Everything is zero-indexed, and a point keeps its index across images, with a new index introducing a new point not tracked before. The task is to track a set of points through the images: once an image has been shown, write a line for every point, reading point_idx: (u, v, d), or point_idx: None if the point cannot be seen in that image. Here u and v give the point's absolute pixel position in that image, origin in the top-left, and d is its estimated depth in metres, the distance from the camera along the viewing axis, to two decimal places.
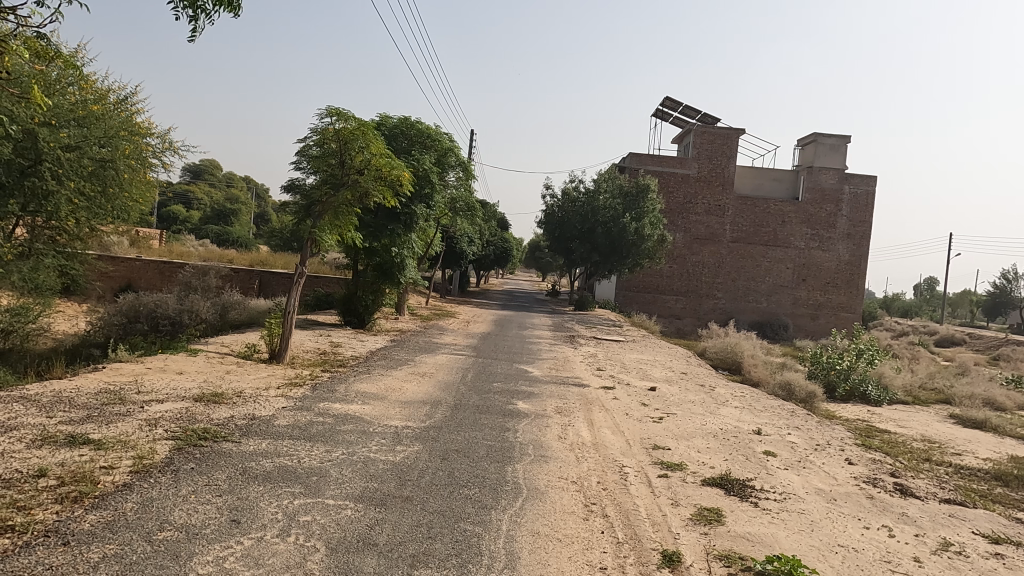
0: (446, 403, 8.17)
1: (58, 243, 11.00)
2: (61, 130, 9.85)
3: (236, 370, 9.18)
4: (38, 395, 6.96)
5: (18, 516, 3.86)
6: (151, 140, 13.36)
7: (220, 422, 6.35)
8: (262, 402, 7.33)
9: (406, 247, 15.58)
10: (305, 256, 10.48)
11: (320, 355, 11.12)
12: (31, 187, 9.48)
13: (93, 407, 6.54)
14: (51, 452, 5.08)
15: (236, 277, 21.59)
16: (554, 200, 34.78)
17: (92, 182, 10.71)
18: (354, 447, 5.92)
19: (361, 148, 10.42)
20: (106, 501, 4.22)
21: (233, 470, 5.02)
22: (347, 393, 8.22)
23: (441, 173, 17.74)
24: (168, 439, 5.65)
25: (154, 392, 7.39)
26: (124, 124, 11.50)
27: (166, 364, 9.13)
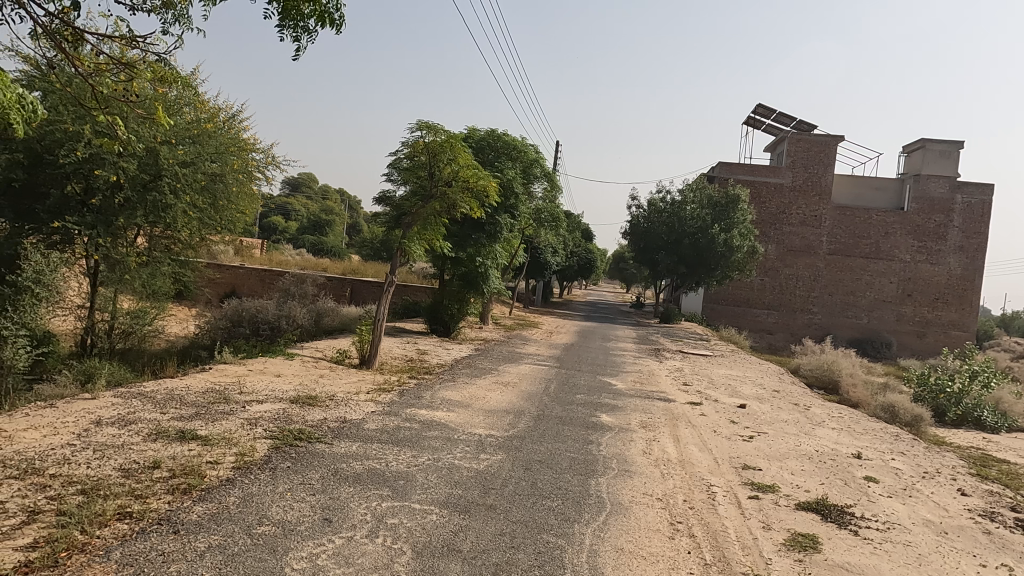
0: (530, 413, 8.19)
1: (174, 252, 11.64)
2: (179, 147, 10.69)
3: (329, 374, 9.56)
4: (153, 393, 7.52)
5: (135, 504, 4.19)
6: (255, 156, 14.23)
7: (314, 424, 6.64)
8: (353, 406, 7.61)
9: (491, 258, 15.72)
10: (395, 265, 10.74)
11: (408, 363, 11.42)
12: (152, 201, 10.36)
13: (201, 405, 7.01)
14: (164, 446, 5.48)
15: (329, 285, 22.54)
16: (640, 211, 34.32)
17: (204, 195, 11.50)
18: (439, 453, 6.03)
19: (449, 161, 10.67)
20: (212, 493, 4.50)
21: (326, 470, 5.23)
22: (432, 400, 8.40)
23: (526, 184, 17.92)
24: (267, 437, 5.97)
25: (255, 393, 7.82)
26: (234, 140, 12.34)
27: (265, 367, 9.64)
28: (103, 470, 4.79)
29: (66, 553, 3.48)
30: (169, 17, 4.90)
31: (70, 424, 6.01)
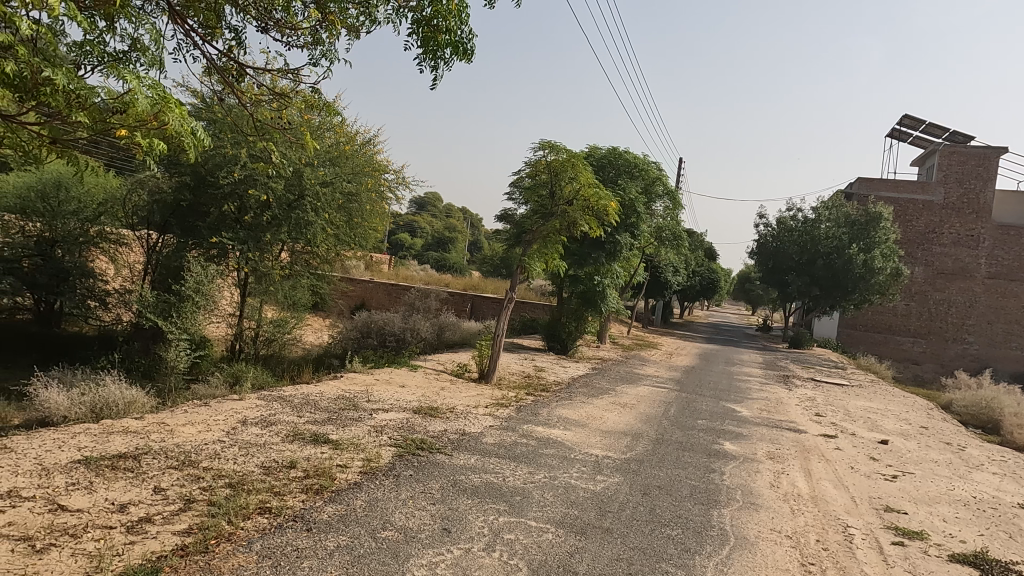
0: (648, 436, 7.98)
1: (312, 265, 12.39)
2: (320, 168, 11.54)
3: (450, 387, 9.83)
4: (291, 397, 8.09)
5: (274, 500, 4.51)
6: (387, 176, 15.06)
7: (435, 435, 6.84)
8: (472, 419, 7.77)
9: (610, 276, 15.57)
10: (515, 282, 10.90)
11: (525, 379, 11.51)
12: (295, 218, 11.23)
13: (333, 410, 7.45)
14: (299, 447, 5.87)
15: (451, 300, 23.28)
16: (767, 229, 32.73)
17: (341, 213, 12.31)
18: (555, 472, 6.01)
19: (570, 179, 10.71)
20: (341, 496, 4.75)
21: (446, 481, 5.37)
22: (549, 417, 8.40)
23: (647, 202, 17.65)
24: (392, 445, 6.23)
25: (381, 402, 8.19)
26: (368, 163, 13.13)
27: (391, 377, 10.09)
28: (248, 466, 5.20)
29: (216, 541, 3.80)
30: (318, 49, 5.30)
31: (220, 422, 6.60)
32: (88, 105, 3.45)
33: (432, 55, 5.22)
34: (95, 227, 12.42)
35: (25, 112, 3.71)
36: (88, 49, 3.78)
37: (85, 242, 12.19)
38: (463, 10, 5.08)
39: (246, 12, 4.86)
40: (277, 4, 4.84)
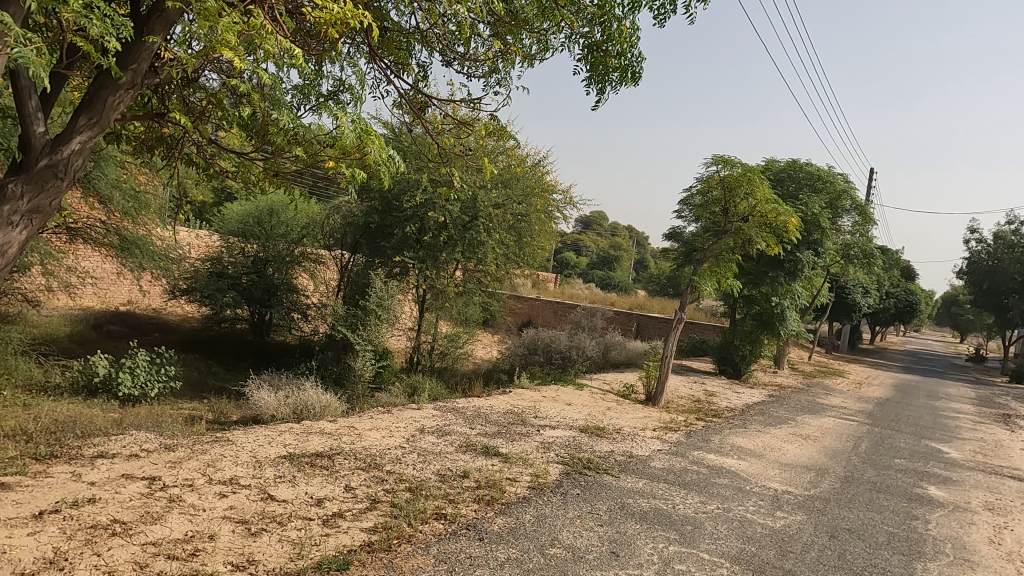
0: (835, 473, 7.29)
1: (484, 283, 12.87)
2: (493, 191, 12.05)
3: (616, 407, 9.71)
4: (464, 409, 8.47)
5: (449, 507, 4.73)
6: (556, 196, 15.38)
7: (602, 455, 6.79)
8: (640, 442, 7.60)
9: (789, 297, 14.53)
10: (684, 301, 10.54)
11: (695, 403, 11.03)
12: (469, 238, 11.83)
13: (503, 424, 7.67)
14: (472, 458, 6.11)
15: (616, 319, 23.09)
16: (981, 245, 28.76)
17: (511, 233, 12.75)
18: (729, 503, 5.68)
19: (746, 195, 10.18)
20: (511, 508, 4.86)
21: (613, 503, 5.30)
22: (721, 445, 7.98)
23: (833, 217, 16.30)
24: (559, 462, 6.28)
25: (548, 418, 8.30)
26: (538, 184, 13.50)
27: (557, 394, 10.18)
28: (425, 473, 5.51)
29: (398, 541, 4.06)
30: (497, 78, 5.55)
31: (402, 429, 7.09)
32: (306, 140, 3.90)
33: (602, 78, 5.26)
34: (299, 247, 13.94)
35: (256, 150, 4.28)
36: (307, 92, 4.29)
37: (291, 261, 13.71)
38: (637, 32, 5.08)
39: (434, 49, 5.22)
40: (462, 38, 5.14)
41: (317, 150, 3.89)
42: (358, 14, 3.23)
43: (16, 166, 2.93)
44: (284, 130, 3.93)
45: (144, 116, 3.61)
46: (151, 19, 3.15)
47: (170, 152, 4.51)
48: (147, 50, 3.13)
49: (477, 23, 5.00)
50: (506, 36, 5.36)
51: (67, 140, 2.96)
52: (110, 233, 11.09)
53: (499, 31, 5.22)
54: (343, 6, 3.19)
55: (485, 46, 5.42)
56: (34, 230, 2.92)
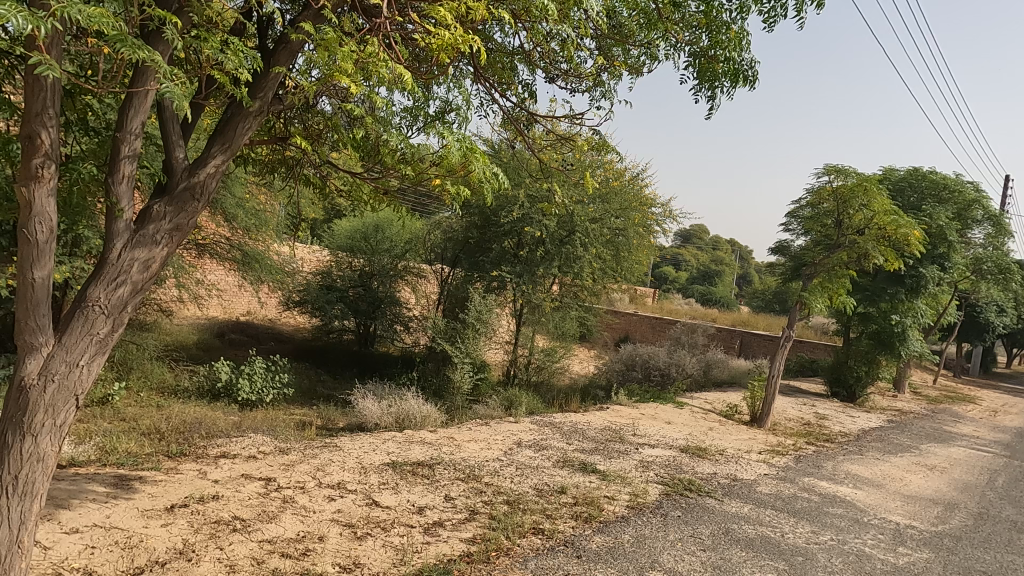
0: (966, 508, 6.66)
1: (581, 298, 12.81)
2: (590, 205, 12.00)
3: (718, 428, 9.35)
4: (561, 424, 8.44)
5: (546, 522, 4.72)
6: (654, 210, 15.12)
7: (704, 477, 6.55)
8: (744, 465, 7.28)
9: (910, 315, 13.50)
10: (793, 319, 10.02)
11: (804, 426, 10.43)
12: (566, 253, 11.82)
13: (601, 441, 7.58)
14: (569, 474, 6.07)
15: (718, 336, 22.30)
16: None
17: (609, 248, 12.63)
18: (844, 535, 5.32)
19: (861, 206, 9.57)
20: (609, 527, 4.79)
21: (716, 528, 5.10)
22: (834, 472, 7.50)
23: (962, 229, 15.03)
24: (659, 483, 6.11)
25: (647, 436, 8.13)
26: (637, 197, 13.32)
27: (656, 413, 9.94)
28: (523, 487, 5.53)
29: (496, 553, 4.09)
30: (599, 92, 5.52)
31: (500, 442, 7.16)
32: (415, 160, 4.04)
33: (709, 86, 5.15)
34: (403, 262, 14.44)
35: (367, 170, 4.49)
36: (416, 114, 4.46)
37: (395, 275, 14.25)
38: (743, 36, 4.90)
39: (537, 67, 5.29)
40: (564, 55, 5.17)
41: (425, 169, 4.02)
42: (469, 40, 3.31)
43: (160, 188, 3.21)
44: (394, 151, 4.10)
45: (269, 140, 3.88)
46: (278, 51, 3.40)
47: (291, 173, 4.82)
48: (274, 80, 3.37)
49: (581, 40, 5.02)
50: (609, 51, 5.34)
51: (204, 164, 3.21)
52: (235, 248, 12.08)
53: (603, 47, 5.22)
54: (456, 31, 3.28)
55: (589, 62, 5.43)
56: (174, 246, 3.17)
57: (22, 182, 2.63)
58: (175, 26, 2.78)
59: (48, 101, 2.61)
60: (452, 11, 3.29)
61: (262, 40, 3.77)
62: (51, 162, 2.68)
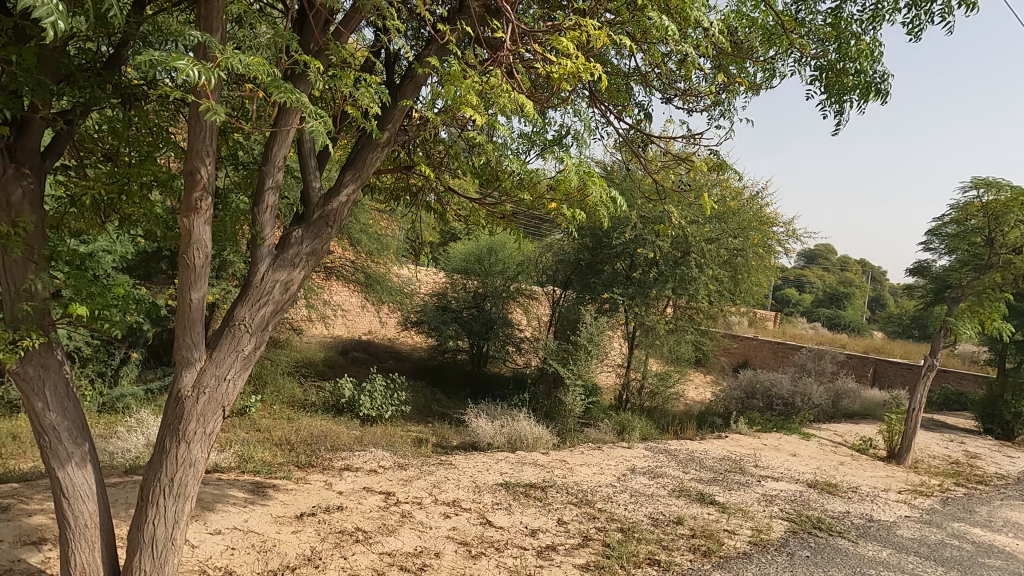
0: None
1: (696, 321, 12.40)
2: (706, 225, 11.64)
3: (850, 463, 8.67)
4: (676, 451, 8.16)
5: (662, 553, 4.56)
6: (776, 229, 14.42)
7: (835, 515, 6.09)
8: (882, 505, 6.69)
9: None
10: (936, 346, 9.15)
11: (952, 465, 9.45)
12: (680, 274, 11.51)
13: (719, 471, 7.25)
14: (686, 504, 5.84)
15: (849, 363, 20.77)
16: None
17: (726, 269, 12.16)
18: None
19: (1017, 222, 8.63)
20: (730, 563, 4.55)
21: (850, 571, 4.71)
22: (990, 518, 6.72)
23: None
24: (784, 519, 5.75)
25: (770, 469, 7.68)
26: (757, 216, 12.76)
27: (780, 444, 9.38)
28: (637, 515, 5.39)
29: None
30: (718, 111, 5.36)
31: (613, 467, 7.02)
32: (532, 184, 4.11)
33: (836, 102, 4.87)
34: (515, 283, 14.65)
35: (486, 196, 4.62)
36: (533, 139, 4.55)
37: (507, 296, 14.47)
38: (877, 47, 4.62)
39: (653, 88, 5.24)
40: (682, 75, 5.09)
41: (542, 194, 4.08)
42: (589, 67, 3.35)
43: (298, 217, 3.47)
44: (512, 176, 4.19)
45: (395, 168, 4.10)
46: (404, 85, 3.60)
47: (413, 199, 5.05)
48: (400, 112, 3.57)
49: (700, 58, 4.91)
50: (728, 69, 5.20)
51: (337, 194, 3.44)
52: (358, 270, 12.77)
53: (723, 65, 5.08)
54: (577, 59, 3.34)
55: (707, 81, 5.30)
56: (309, 270, 3.40)
57: (184, 213, 2.93)
58: (316, 67, 3.03)
59: (208, 139, 2.88)
60: (573, 40, 3.35)
61: (390, 75, 4.01)
62: (208, 195, 2.98)
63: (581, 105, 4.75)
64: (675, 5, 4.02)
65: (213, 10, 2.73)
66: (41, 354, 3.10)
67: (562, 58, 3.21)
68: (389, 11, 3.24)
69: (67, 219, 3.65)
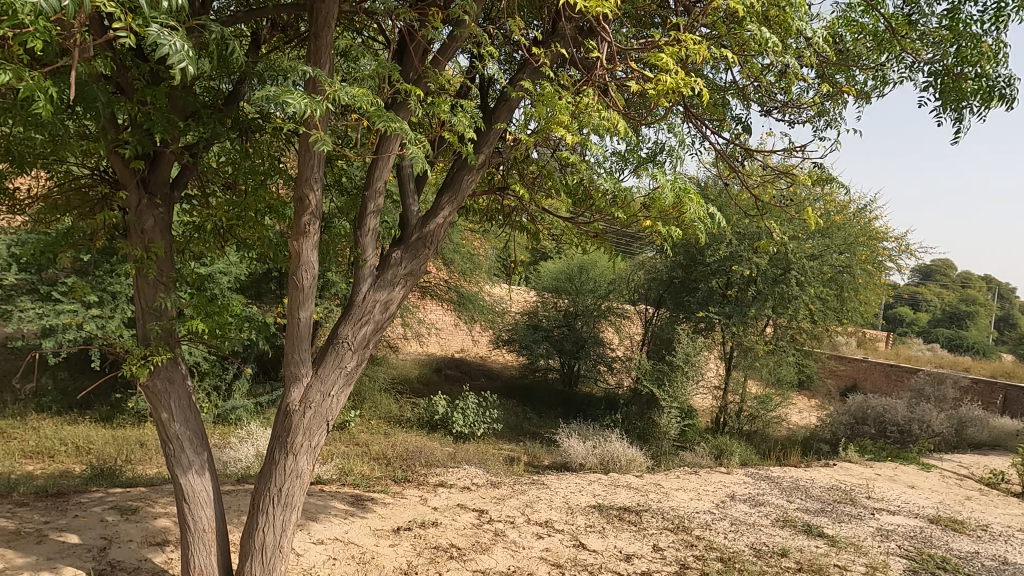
0: None
1: (799, 341, 11.80)
2: (808, 241, 11.10)
3: (978, 498, 7.93)
4: (779, 479, 7.75)
5: None
6: (886, 244, 13.54)
7: (961, 555, 5.57)
8: (1017, 546, 6.06)
9: None
10: None
11: None
12: (781, 292, 11.01)
13: (827, 501, 6.81)
14: (791, 536, 5.53)
15: (974, 388, 19.05)
16: None
17: (831, 287, 11.53)
18: None
19: None
20: None
21: None
22: None
23: None
24: (902, 556, 5.32)
25: (885, 501, 7.14)
26: (865, 231, 12.04)
27: (895, 474, 8.72)
28: (738, 544, 5.15)
29: None
30: (822, 121, 5.12)
31: (710, 493, 6.76)
32: (626, 202, 4.07)
33: (956, 108, 4.54)
34: (607, 302, 14.49)
35: (578, 215, 4.63)
36: (627, 157, 4.51)
37: (599, 315, 14.34)
38: (1002, 49, 4.28)
39: (751, 101, 5.08)
40: (782, 86, 4.90)
41: (637, 212, 4.04)
42: (688, 83, 3.30)
43: (398, 239, 3.60)
44: (606, 195, 4.18)
45: (489, 190, 4.18)
46: (498, 108, 3.68)
47: (507, 220, 5.12)
48: (494, 135, 3.65)
49: (802, 69, 4.73)
50: (832, 78, 4.97)
51: (434, 215, 3.54)
52: (451, 289, 13.07)
53: (827, 74, 4.87)
54: (675, 76, 3.30)
55: (810, 91, 5.09)
56: (408, 290, 3.51)
57: (293, 237, 3.10)
58: (416, 95, 3.16)
59: (316, 166, 3.04)
60: (671, 57, 3.32)
61: (485, 100, 4.11)
62: (315, 219, 3.14)
63: (676, 121, 4.67)
64: (776, 16, 3.91)
65: (322, 47, 2.91)
66: (167, 367, 3.36)
67: (660, 75, 3.18)
68: (485, 38, 3.34)
69: (190, 244, 3.96)
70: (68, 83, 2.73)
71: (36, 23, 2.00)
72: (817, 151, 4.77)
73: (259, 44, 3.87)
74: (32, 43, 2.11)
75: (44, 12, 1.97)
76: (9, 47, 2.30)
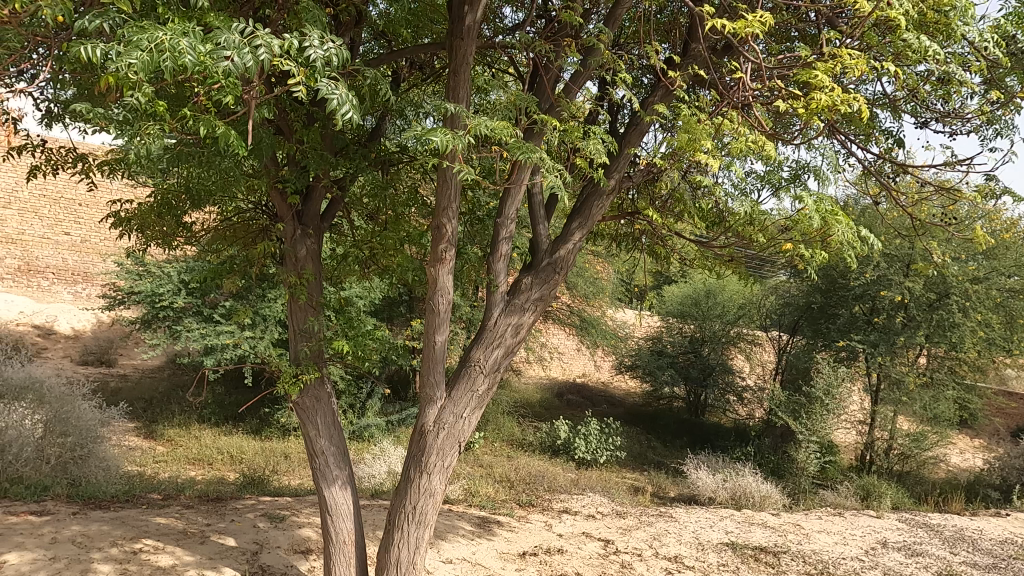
0: None
1: (960, 374, 10.64)
2: (970, 263, 10.01)
3: None
4: (941, 527, 6.96)
5: None
6: None
7: None
8: None
9: None
10: None
11: None
12: (939, 319, 10.04)
13: (1000, 556, 6.02)
14: None
15: None
16: None
17: (999, 313, 10.33)
18: None
19: None
20: None
21: None
22: None
23: None
24: None
25: None
26: None
27: None
28: None
29: None
30: (991, 130, 4.63)
31: (858, 538, 6.20)
32: (764, 226, 3.90)
33: None
34: (736, 328, 13.86)
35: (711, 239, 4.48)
36: (768, 179, 4.33)
37: (727, 341, 13.75)
38: None
39: (905, 113, 4.71)
40: (942, 95, 4.51)
41: (776, 235, 3.85)
42: (843, 101, 3.13)
43: (528, 265, 3.65)
44: (743, 219, 4.02)
45: (619, 214, 4.17)
46: (629, 134, 3.67)
47: (635, 244, 5.05)
48: (626, 160, 3.64)
49: (967, 75, 4.33)
50: (1003, 82, 4.50)
51: (564, 242, 3.58)
52: (574, 314, 13.06)
53: (997, 79, 4.42)
54: (828, 94, 3.14)
55: (977, 99, 4.63)
56: (538, 315, 3.55)
57: (431, 263, 3.24)
58: (552, 125, 3.22)
59: (453, 196, 3.17)
60: (824, 74, 3.16)
61: (615, 125, 4.12)
62: (452, 247, 3.26)
63: (820, 138, 4.43)
64: (937, 21, 3.62)
65: (460, 82, 3.04)
66: (315, 386, 3.61)
67: (813, 94, 3.05)
68: (618, 64, 3.36)
69: (336, 271, 4.25)
70: (243, 130, 3.06)
71: (223, 81, 2.29)
72: (986, 163, 4.31)
73: (399, 83, 4.13)
74: (220, 99, 2.41)
75: (231, 74, 2.26)
76: (199, 102, 2.62)
